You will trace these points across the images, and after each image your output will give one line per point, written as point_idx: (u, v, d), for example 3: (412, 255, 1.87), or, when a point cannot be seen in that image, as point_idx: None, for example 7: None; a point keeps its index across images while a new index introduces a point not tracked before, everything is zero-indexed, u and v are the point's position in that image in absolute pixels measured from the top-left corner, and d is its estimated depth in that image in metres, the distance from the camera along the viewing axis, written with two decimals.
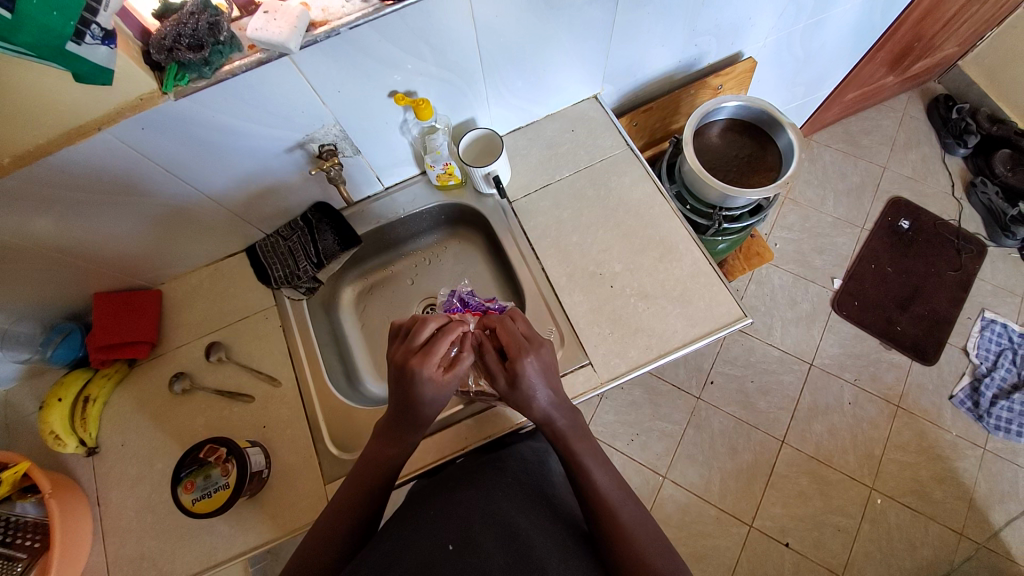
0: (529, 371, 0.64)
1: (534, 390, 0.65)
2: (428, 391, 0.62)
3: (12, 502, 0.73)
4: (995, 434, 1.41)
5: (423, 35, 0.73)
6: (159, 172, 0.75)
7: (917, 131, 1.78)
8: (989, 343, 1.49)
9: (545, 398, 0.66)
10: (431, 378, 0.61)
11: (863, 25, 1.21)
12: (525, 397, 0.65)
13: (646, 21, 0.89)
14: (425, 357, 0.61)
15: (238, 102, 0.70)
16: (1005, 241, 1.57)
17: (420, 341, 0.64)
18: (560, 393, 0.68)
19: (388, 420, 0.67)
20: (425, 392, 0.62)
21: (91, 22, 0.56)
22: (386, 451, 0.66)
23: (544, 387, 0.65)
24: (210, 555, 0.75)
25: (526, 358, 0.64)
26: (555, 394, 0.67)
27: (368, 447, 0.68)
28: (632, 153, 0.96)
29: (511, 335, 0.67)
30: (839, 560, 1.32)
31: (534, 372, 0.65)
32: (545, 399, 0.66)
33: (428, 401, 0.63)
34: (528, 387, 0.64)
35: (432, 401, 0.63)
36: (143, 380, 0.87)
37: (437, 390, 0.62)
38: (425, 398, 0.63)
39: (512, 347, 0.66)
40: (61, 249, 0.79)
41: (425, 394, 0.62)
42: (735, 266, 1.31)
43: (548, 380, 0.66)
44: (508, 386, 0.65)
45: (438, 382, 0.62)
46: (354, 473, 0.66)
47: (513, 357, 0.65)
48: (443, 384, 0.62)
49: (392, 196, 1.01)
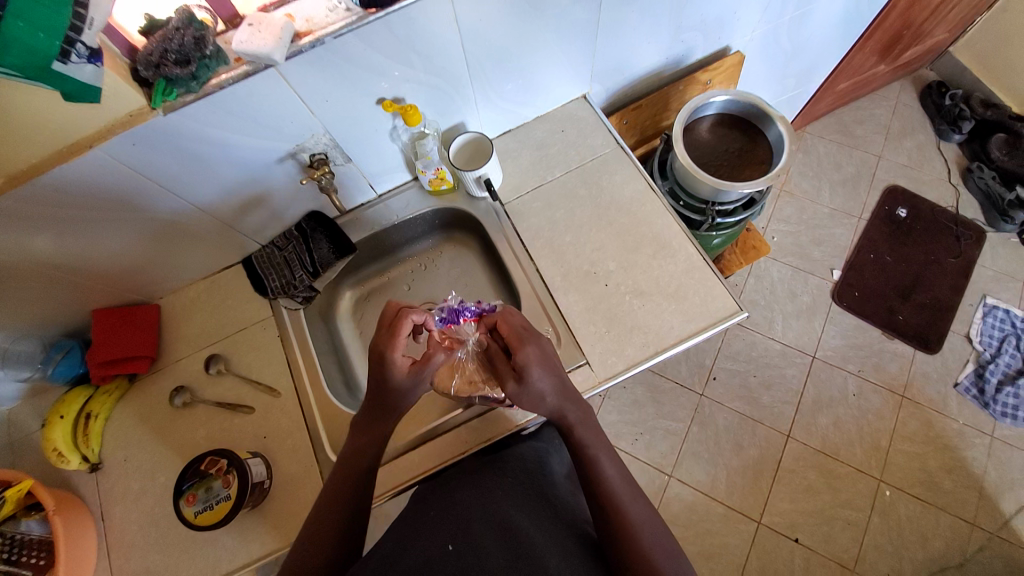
0: (532, 364, 0.64)
1: (536, 387, 0.64)
2: (395, 378, 0.62)
3: (17, 521, 0.73)
4: (1002, 421, 1.40)
5: (409, 43, 0.74)
6: (151, 186, 0.76)
7: (911, 119, 1.78)
8: (992, 330, 1.48)
9: (550, 391, 0.65)
10: (396, 365, 0.61)
11: (849, 15, 1.21)
12: (529, 393, 0.65)
13: (631, 19, 0.89)
14: (390, 339, 0.61)
15: (227, 115, 0.71)
16: (1004, 226, 1.57)
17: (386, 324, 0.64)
18: (566, 383, 0.68)
19: (365, 414, 0.67)
20: (393, 378, 0.62)
21: (75, 41, 0.56)
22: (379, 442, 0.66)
23: (547, 381, 0.65)
24: (215, 567, 0.75)
25: (534, 354, 0.65)
26: (559, 387, 0.67)
27: (359, 436, 0.68)
28: (623, 152, 0.96)
29: (513, 328, 0.68)
30: (850, 554, 1.30)
31: (536, 366, 0.64)
32: (551, 390, 0.66)
33: (396, 389, 0.63)
34: (532, 382, 0.64)
35: (402, 390, 0.64)
36: (143, 395, 0.88)
37: (405, 377, 0.63)
38: (393, 387, 0.63)
39: (513, 340, 0.66)
40: (58, 265, 0.79)
41: (393, 380, 0.62)
42: (732, 261, 1.31)
43: (552, 372, 0.66)
44: (511, 381, 0.65)
45: (404, 370, 0.62)
46: (345, 464, 0.66)
47: (515, 349, 0.65)
48: (411, 372, 0.63)
49: (386, 204, 1.01)
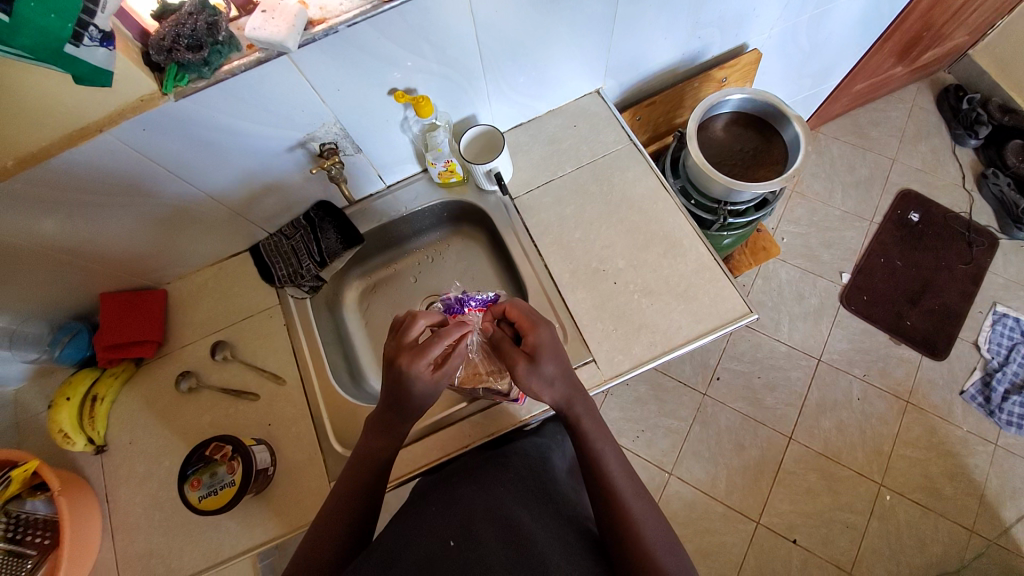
0: (545, 346, 0.65)
1: (547, 370, 0.64)
2: (418, 387, 0.61)
3: (22, 500, 0.74)
4: (1007, 429, 1.39)
5: (423, 33, 0.73)
6: (160, 172, 0.75)
7: (927, 122, 1.75)
8: (1001, 338, 1.47)
9: (556, 378, 0.65)
10: (421, 376, 0.60)
11: (870, 15, 1.19)
12: (537, 374, 0.64)
13: (648, 14, 0.88)
14: (417, 354, 0.60)
15: (238, 102, 0.71)
16: (1017, 234, 1.55)
17: (411, 339, 0.63)
18: (571, 374, 0.68)
19: (379, 415, 0.66)
20: (415, 387, 0.61)
21: (88, 24, 0.56)
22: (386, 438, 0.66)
23: (554, 367, 0.65)
24: (218, 552, 0.76)
25: (542, 342, 0.65)
26: (565, 375, 0.66)
27: (366, 432, 0.67)
28: (636, 150, 0.95)
29: (522, 313, 0.68)
30: (847, 557, 1.31)
31: (544, 352, 0.65)
32: (557, 378, 0.65)
33: (419, 395, 0.62)
34: (542, 364, 0.64)
35: (425, 395, 0.63)
36: (149, 379, 0.88)
37: (427, 386, 0.61)
38: (417, 394, 0.62)
39: (524, 322, 0.67)
40: (66, 249, 0.79)
41: (415, 389, 0.61)
42: (740, 262, 1.30)
43: (559, 360, 0.66)
44: (522, 362, 0.64)
45: (427, 378, 0.61)
46: (353, 459, 0.66)
47: (527, 331, 0.66)
48: (433, 378, 0.61)
49: (395, 195, 1.01)
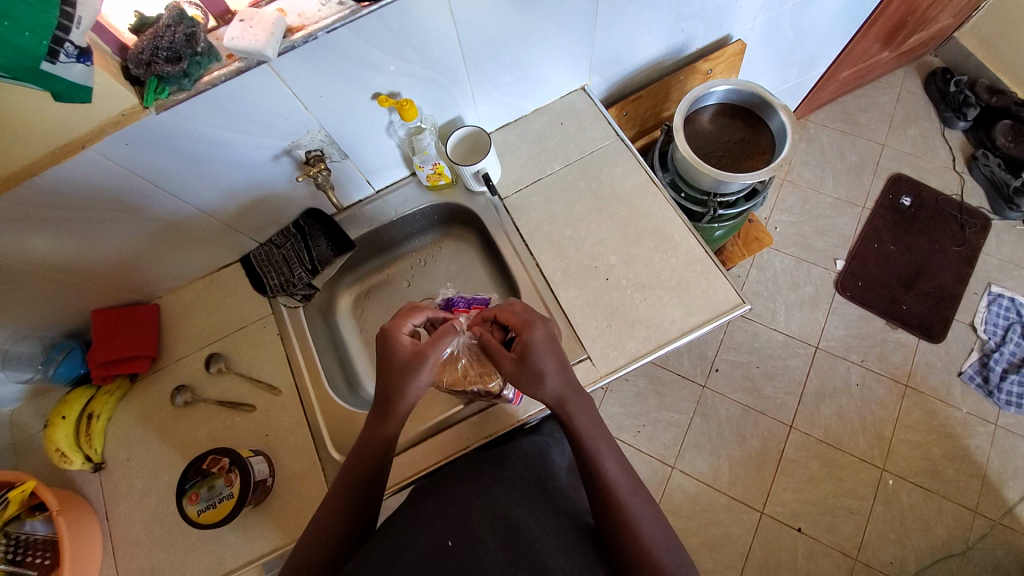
0: (535, 345, 0.64)
1: (541, 365, 0.64)
2: (397, 354, 0.66)
3: (21, 521, 0.73)
4: (1006, 409, 1.40)
5: (404, 36, 0.73)
6: (146, 185, 0.75)
7: (915, 106, 1.76)
8: (996, 319, 1.47)
9: (551, 375, 0.64)
10: (398, 340, 0.67)
11: (852, 3, 1.19)
12: (530, 371, 0.64)
13: (630, 9, 0.88)
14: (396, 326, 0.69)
15: (219, 112, 0.70)
16: (1009, 214, 1.55)
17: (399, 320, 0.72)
18: (572, 375, 0.67)
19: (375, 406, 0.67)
20: (394, 356, 0.66)
21: (63, 40, 0.55)
22: (383, 435, 0.65)
23: (548, 363, 0.64)
24: (220, 564, 0.76)
25: (536, 336, 0.65)
26: (562, 373, 0.65)
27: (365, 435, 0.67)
28: (623, 144, 0.95)
29: (520, 311, 0.69)
30: (853, 543, 1.31)
31: (542, 348, 0.65)
32: (553, 375, 0.64)
33: (399, 366, 0.65)
34: (535, 360, 0.64)
35: (407, 370, 0.65)
36: (145, 394, 0.88)
37: (406, 355, 0.66)
38: (397, 364, 0.65)
39: (519, 322, 0.67)
40: (56, 267, 0.79)
41: (394, 357, 0.66)
42: (734, 253, 1.30)
43: (556, 359, 0.66)
44: (516, 360, 0.65)
45: (405, 346, 0.66)
46: (349, 459, 0.65)
47: (520, 331, 0.66)
48: (411, 348, 0.66)
49: (384, 199, 1.00)
